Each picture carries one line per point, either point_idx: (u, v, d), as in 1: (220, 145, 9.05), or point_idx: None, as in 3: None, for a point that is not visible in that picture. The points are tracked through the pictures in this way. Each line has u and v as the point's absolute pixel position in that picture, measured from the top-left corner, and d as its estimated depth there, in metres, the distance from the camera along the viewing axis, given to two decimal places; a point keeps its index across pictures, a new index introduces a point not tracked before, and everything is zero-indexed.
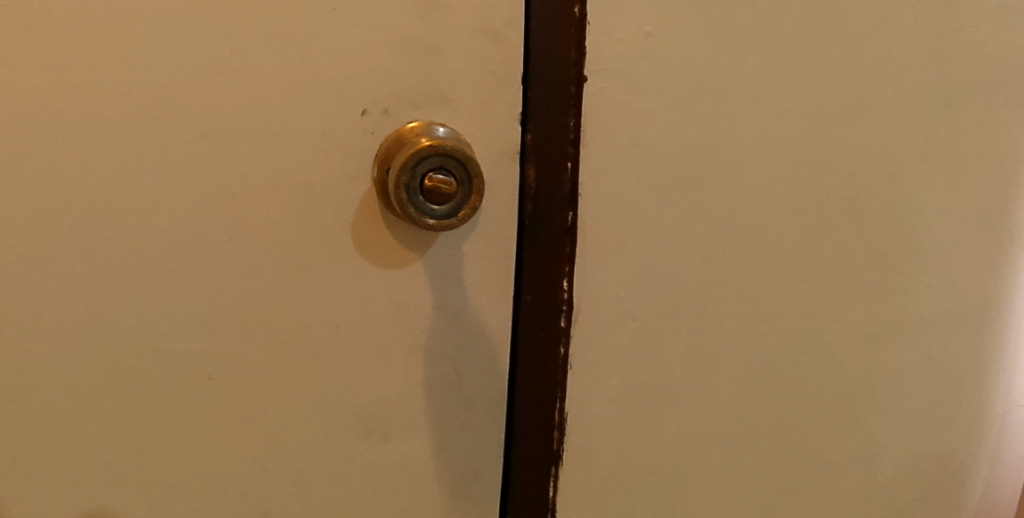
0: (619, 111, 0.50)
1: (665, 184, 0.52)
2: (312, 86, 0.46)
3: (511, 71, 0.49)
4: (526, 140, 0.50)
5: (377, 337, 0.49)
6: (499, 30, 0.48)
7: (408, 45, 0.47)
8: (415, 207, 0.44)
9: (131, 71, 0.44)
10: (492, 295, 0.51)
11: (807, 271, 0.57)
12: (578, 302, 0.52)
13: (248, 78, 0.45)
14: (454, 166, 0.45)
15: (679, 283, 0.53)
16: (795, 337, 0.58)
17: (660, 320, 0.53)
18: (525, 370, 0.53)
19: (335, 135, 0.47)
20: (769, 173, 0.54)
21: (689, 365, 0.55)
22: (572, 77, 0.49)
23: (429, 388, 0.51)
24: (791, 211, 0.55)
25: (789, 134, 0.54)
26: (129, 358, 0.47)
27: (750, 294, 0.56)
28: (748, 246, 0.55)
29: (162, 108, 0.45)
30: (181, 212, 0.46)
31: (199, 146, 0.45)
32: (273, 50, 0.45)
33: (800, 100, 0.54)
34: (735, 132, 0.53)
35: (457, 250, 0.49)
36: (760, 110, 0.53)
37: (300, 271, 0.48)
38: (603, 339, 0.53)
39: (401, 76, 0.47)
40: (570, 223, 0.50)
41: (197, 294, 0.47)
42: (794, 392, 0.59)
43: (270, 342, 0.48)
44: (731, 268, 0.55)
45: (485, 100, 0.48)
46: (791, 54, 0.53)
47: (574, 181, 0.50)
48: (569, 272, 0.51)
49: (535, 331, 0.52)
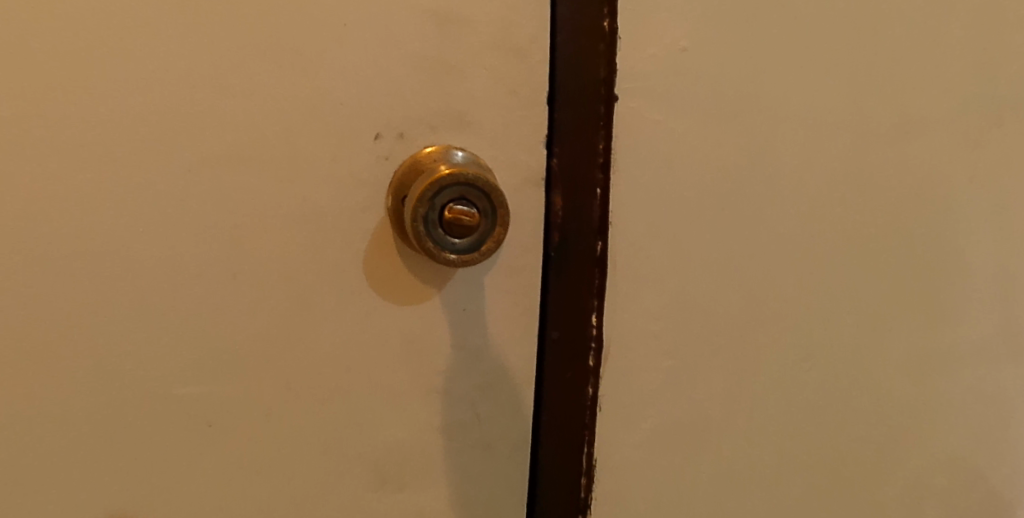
0: (652, 132, 0.46)
1: (701, 210, 0.48)
2: (321, 107, 0.43)
3: (536, 90, 0.45)
4: (552, 165, 0.46)
5: (392, 379, 0.46)
6: (523, 46, 0.44)
7: (425, 63, 0.43)
8: (434, 242, 0.40)
9: (126, 92, 0.40)
10: (515, 332, 0.47)
11: (851, 300, 0.53)
12: (607, 339, 0.48)
13: (251, 99, 0.42)
14: (476, 196, 0.41)
15: (716, 315, 0.50)
16: (838, 371, 0.54)
17: (695, 355, 0.50)
18: (550, 411, 0.49)
19: (346, 161, 0.43)
20: (812, 196, 0.50)
21: (725, 403, 0.51)
22: (601, 97, 0.45)
23: (447, 433, 0.47)
24: (834, 236, 0.52)
25: (832, 152, 0.50)
26: (123, 404, 0.43)
27: (792, 327, 0.52)
28: (788, 274, 0.51)
29: (158, 132, 0.41)
30: (179, 245, 0.42)
31: (198, 174, 0.42)
32: (279, 69, 0.42)
33: (843, 116, 0.50)
34: (774, 152, 0.49)
35: (478, 284, 0.46)
36: (800, 127, 0.49)
37: (308, 309, 0.44)
38: (634, 378, 0.49)
39: (417, 96, 0.43)
40: (599, 253, 0.47)
41: (198, 334, 0.43)
42: (836, 429, 0.55)
43: (276, 386, 0.44)
44: (770, 299, 0.51)
45: (509, 122, 0.45)
46: (833, 68, 0.50)
47: (604, 207, 0.46)
48: (597, 306, 0.48)
49: (562, 370, 0.48)
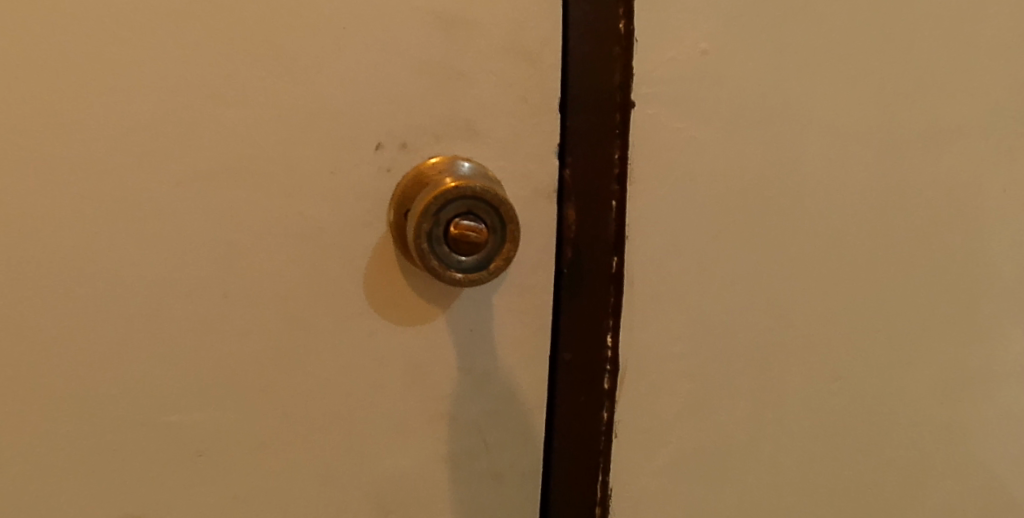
0: (671, 141, 0.43)
1: (723, 224, 0.45)
2: (319, 116, 0.40)
3: (547, 97, 0.42)
4: (564, 176, 0.43)
5: (395, 405, 0.43)
6: (534, 50, 0.41)
7: (429, 68, 0.40)
8: (438, 259, 0.38)
9: (111, 100, 0.38)
10: (526, 354, 0.44)
11: (881, 319, 0.50)
12: (623, 361, 0.45)
13: (245, 107, 0.39)
14: (484, 210, 0.38)
15: (738, 335, 0.47)
16: (868, 393, 0.51)
17: (717, 377, 0.47)
18: (563, 438, 0.46)
19: (345, 173, 0.40)
20: (839, 207, 0.47)
21: (749, 428, 0.48)
22: (616, 103, 0.43)
23: (454, 462, 0.44)
24: (862, 250, 0.49)
25: (859, 161, 0.47)
26: (107, 432, 0.40)
27: (818, 346, 0.49)
28: (814, 290, 0.48)
29: (146, 144, 0.39)
30: (167, 264, 0.40)
31: (187, 188, 0.39)
32: (274, 75, 0.39)
33: (872, 123, 0.47)
34: (799, 162, 0.46)
35: (486, 304, 0.43)
36: (827, 135, 0.46)
37: (305, 330, 0.41)
38: (652, 402, 0.46)
39: (420, 104, 0.41)
40: (615, 270, 0.44)
41: (189, 359, 0.40)
42: (866, 453, 0.52)
43: (271, 413, 0.42)
44: (795, 318, 0.48)
45: (518, 131, 0.42)
46: (861, 72, 0.47)
47: (620, 221, 0.44)
48: (613, 326, 0.45)
49: (575, 394, 0.45)
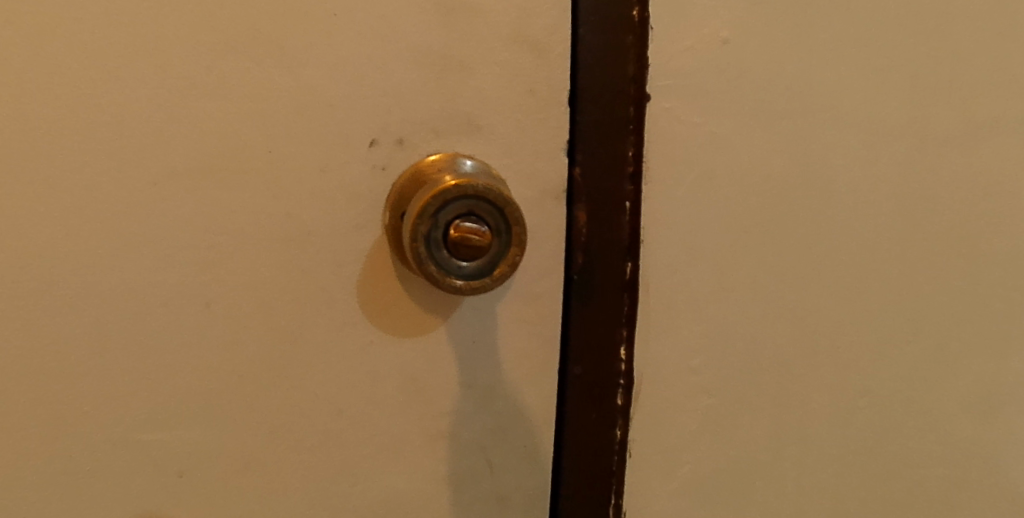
0: (689, 137, 0.40)
1: (744, 228, 0.42)
2: (308, 110, 0.37)
3: (556, 89, 0.39)
4: (574, 175, 0.40)
5: (390, 423, 0.40)
6: (541, 39, 0.38)
7: (427, 59, 0.37)
8: (437, 265, 0.35)
9: (83, 92, 0.35)
10: (533, 368, 0.41)
11: (913, 331, 0.46)
12: (638, 374, 0.42)
13: (227, 101, 0.36)
14: (487, 211, 0.35)
15: (760, 348, 0.43)
16: (899, 408, 0.47)
17: (737, 394, 0.43)
18: (573, 458, 0.42)
19: (337, 172, 0.37)
20: (869, 209, 0.44)
21: (771, 448, 0.45)
22: (630, 96, 0.40)
23: (454, 485, 0.41)
24: (893, 257, 0.45)
25: (890, 160, 0.44)
26: (81, 450, 0.37)
27: (846, 358, 0.45)
28: (840, 299, 0.44)
29: (122, 140, 0.36)
30: (144, 270, 0.37)
31: (165, 188, 0.36)
32: (258, 65, 0.36)
33: (904, 118, 0.44)
34: (825, 161, 0.43)
35: (490, 313, 0.40)
36: (855, 131, 0.43)
37: (294, 342, 0.38)
38: (669, 418, 0.43)
39: (418, 97, 0.37)
40: (629, 276, 0.41)
41: (168, 373, 0.37)
42: (896, 473, 0.48)
43: (257, 431, 0.38)
44: (821, 329, 0.44)
45: (524, 127, 0.39)
46: (893, 64, 0.43)
47: (634, 224, 0.40)
48: (627, 337, 0.41)
49: (586, 411, 0.42)
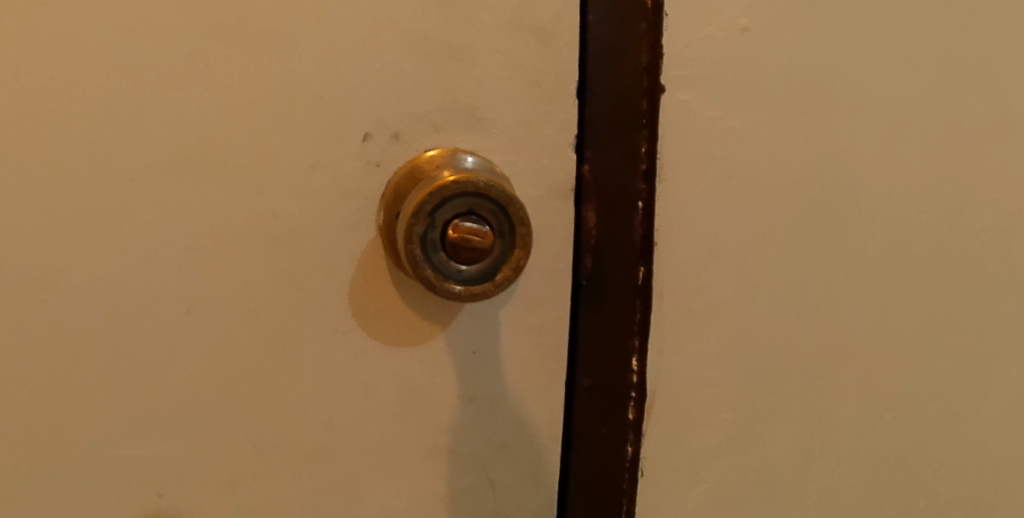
0: (706, 131, 0.37)
1: (765, 229, 0.39)
2: (295, 101, 0.34)
3: (563, 80, 0.36)
4: (583, 172, 0.37)
5: (385, 438, 0.37)
6: (548, 26, 0.36)
7: (423, 47, 0.35)
8: (434, 269, 0.32)
9: (53, 82, 0.32)
10: (539, 379, 0.38)
11: (943, 342, 0.43)
12: (651, 387, 0.39)
13: (209, 92, 0.33)
14: (488, 210, 0.32)
15: (780, 358, 0.40)
16: (929, 423, 0.44)
17: (757, 407, 0.40)
18: (580, 476, 0.40)
19: (328, 169, 0.35)
20: (897, 208, 0.40)
21: (792, 463, 0.42)
22: (643, 88, 0.37)
23: (453, 503, 0.38)
24: (924, 260, 0.41)
25: (921, 156, 0.40)
26: (53, 466, 0.35)
27: (871, 370, 0.42)
28: (867, 306, 0.41)
29: (96, 134, 0.33)
30: (119, 273, 0.34)
31: (143, 185, 0.34)
32: (241, 52, 0.33)
33: (936, 111, 0.40)
34: (851, 156, 0.39)
35: (493, 321, 0.37)
36: (884, 125, 0.39)
37: (281, 351, 0.36)
38: (684, 434, 0.40)
39: (414, 88, 0.35)
40: (641, 282, 0.38)
41: (147, 384, 0.35)
42: (927, 493, 0.45)
43: (242, 447, 0.36)
44: (846, 340, 0.41)
45: (529, 121, 0.36)
46: (925, 52, 0.40)
47: (647, 225, 0.37)
48: (639, 346, 0.39)
49: (595, 425, 0.39)
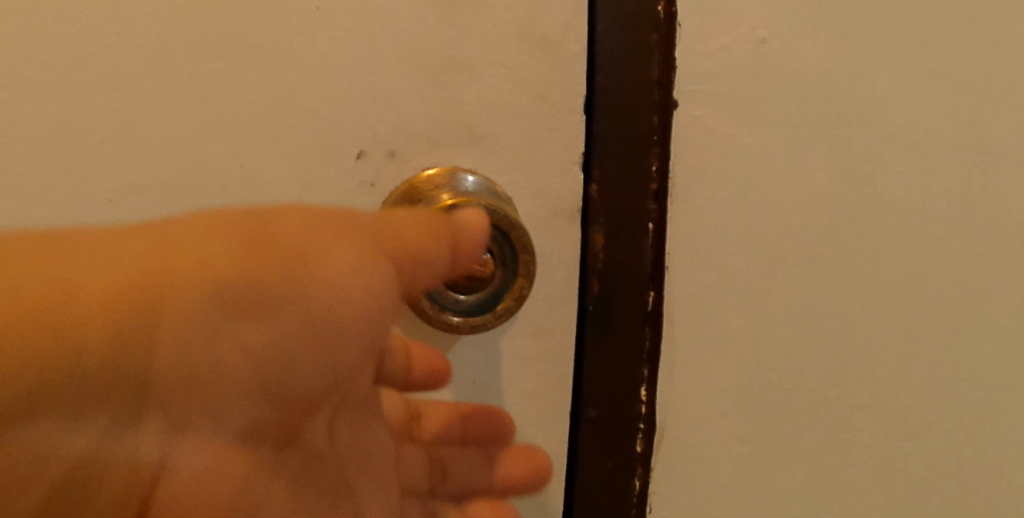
0: (720, 149, 0.35)
1: (782, 253, 0.36)
2: (285, 117, 0.32)
3: (570, 95, 0.34)
4: (591, 192, 0.35)
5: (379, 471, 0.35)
6: (553, 37, 0.33)
7: (421, 59, 0.33)
8: (432, 298, 0.32)
9: (24, 95, 0.30)
10: (541, 408, 0.36)
11: (974, 383, 0.39)
12: (660, 418, 0.37)
13: (194, 106, 0.31)
14: (488, 237, 0.32)
15: (797, 392, 0.37)
16: (967, 468, 0.40)
17: (772, 443, 0.38)
18: (585, 511, 0.37)
19: (320, 188, 0.33)
20: (932, 234, 0.37)
21: (810, 504, 0.39)
22: (655, 103, 0.35)
23: None
24: (963, 292, 0.38)
25: (958, 178, 0.37)
26: None
27: (900, 408, 0.38)
28: (898, 339, 0.38)
29: (75, 151, 0.31)
30: None
31: (122, 205, 0.32)
32: (226, 64, 0.31)
33: (979, 129, 0.37)
34: (879, 177, 0.36)
35: (493, 349, 0.35)
36: (915, 145, 0.36)
37: None
38: (694, 469, 0.38)
39: (412, 102, 0.33)
40: (651, 308, 0.36)
41: None
42: None
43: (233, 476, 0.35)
44: (868, 375, 0.38)
45: (533, 138, 0.34)
46: (967, 64, 0.36)
47: (658, 248, 0.35)
48: (648, 376, 0.36)
49: (600, 458, 0.37)
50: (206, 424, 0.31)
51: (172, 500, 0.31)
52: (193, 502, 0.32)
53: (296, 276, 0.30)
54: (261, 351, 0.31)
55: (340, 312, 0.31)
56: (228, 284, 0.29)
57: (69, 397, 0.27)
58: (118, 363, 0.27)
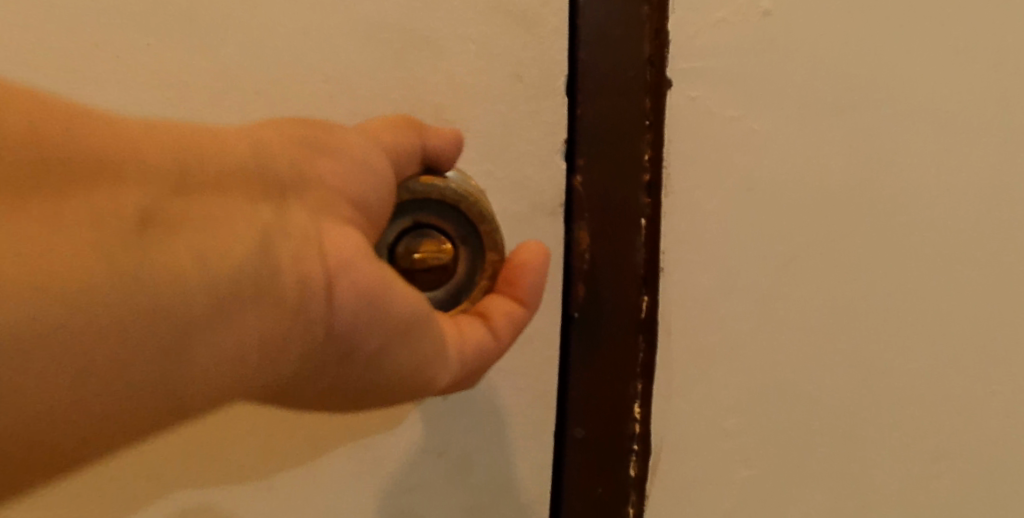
0: (719, 134, 0.31)
1: (793, 252, 0.32)
2: (225, 98, 0.29)
3: (550, 74, 0.30)
4: (574, 184, 0.30)
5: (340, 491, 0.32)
6: (530, 9, 0.30)
7: (380, 35, 0.29)
8: None
9: None
10: (522, 428, 0.32)
11: (1013, 399, 0.35)
12: (656, 440, 0.33)
13: (121, 89, 0.28)
14: (434, 216, 0.28)
15: (810, 407, 0.33)
16: (1007, 494, 0.35)
17: (784, 464, 0.34)
18: None
19: None
20: (962, 229, 0.33)
21: None
22: (647, 82, 0.30)
23: None
24: (1000, 294, 0.34)
25: (992, 167, 0.33)
26: None
27: (928, 425, 0.34)
28: (923, 348, 0.33)
29: None
30: None
31: None
32: (160, 40, 0.28)
33: (1015, 113, 0.33)
34: (900, 166, 0.32)
35: None
36: (941, 130, 0.32)
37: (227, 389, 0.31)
38: (695, 495, 0.33)
39: (369, 84, 0.29)
40: (644, 315, 0.32)
41: None
42: None
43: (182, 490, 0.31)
44: (892, 388, 0.34)
45: (509, 124, 0.30)
46: (1002, 38, 0.32)
47: (651, 247, 0.31)
48: (642, 391, 0.32)
49: (591, 484, 0.32)
50: (333, 215, 0.24)
51: (338, 323, 0.23)
52: (355, 315, 0.23)
53: (320, 128, 0.25)
54: (344, 166, 0.24)
55: (368, 155, 0.25)
56: (281, 127, 0.24)
57: (211, 187, 0.21)
58: (260, 162, 0.22)
